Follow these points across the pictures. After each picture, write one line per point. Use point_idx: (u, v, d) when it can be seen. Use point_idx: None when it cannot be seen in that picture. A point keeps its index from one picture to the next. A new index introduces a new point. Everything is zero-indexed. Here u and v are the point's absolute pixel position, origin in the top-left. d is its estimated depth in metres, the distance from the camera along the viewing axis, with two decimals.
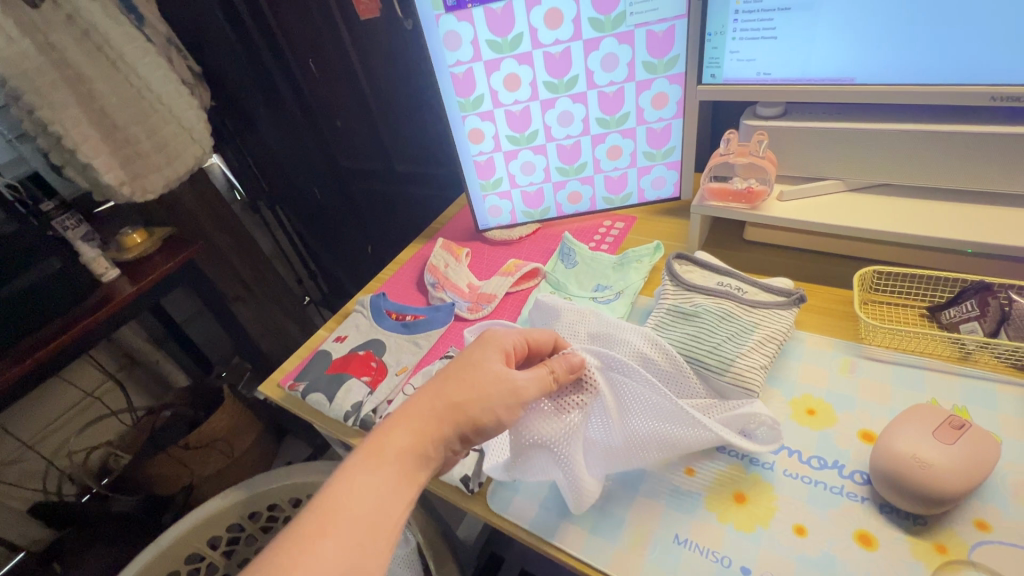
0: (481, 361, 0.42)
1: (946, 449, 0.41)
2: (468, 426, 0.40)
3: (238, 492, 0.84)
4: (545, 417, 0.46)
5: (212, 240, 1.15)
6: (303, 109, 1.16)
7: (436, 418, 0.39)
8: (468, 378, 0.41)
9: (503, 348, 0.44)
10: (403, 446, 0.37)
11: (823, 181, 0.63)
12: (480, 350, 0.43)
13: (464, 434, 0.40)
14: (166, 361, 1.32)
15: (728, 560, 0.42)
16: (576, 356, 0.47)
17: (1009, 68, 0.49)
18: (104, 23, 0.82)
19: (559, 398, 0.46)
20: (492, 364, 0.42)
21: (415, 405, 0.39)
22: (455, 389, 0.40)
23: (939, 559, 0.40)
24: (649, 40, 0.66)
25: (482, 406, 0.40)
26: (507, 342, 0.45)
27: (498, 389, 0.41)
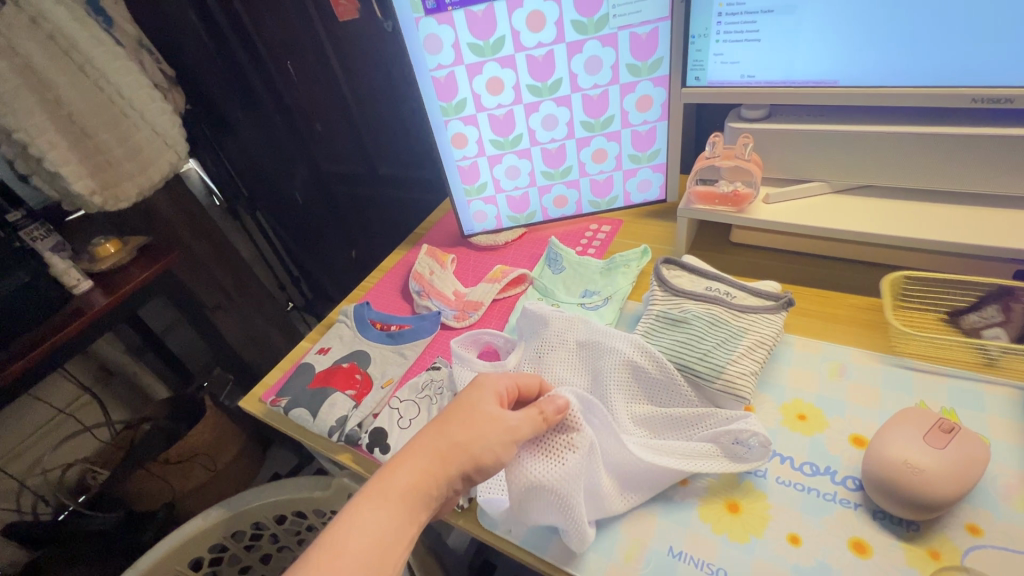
0: (475, 403, 0.41)
1: (937, 453, 0.41)
2: (470, 464, 0.39)
3: (221, 509, 0.81)
4: (536, 464, 0.43)
5: (189, 248, 1.14)
6: (282, 110, 1.13)
7: (439, 458, 0.38)
8: (467, 418, 0.40)
9: (495, 390, 0.43)
10: (407, 485, 0.36)
11: (808, 182, 0.63)
12: (473, 392, 0.42)
13: (467, 472, 0.39)
14: (144, 374, 1.27)
15: (723, 572, 0.42)
16: (562, 397, 0.44)
17: (990, 71, 0.49)
18: (70, 26, 0.79)
19: (548, 442, 0.44)
20: (485, 405, 0.41)
21: (420, 445, 0.38)
22: (455, 429, 0.39)
23: (932, 565, 0.40)
24: (633, 42, 0.66)
25: (483, 445, 0.39)
26: (500, 385, 0.43)
27: (498, 428, 0.40)
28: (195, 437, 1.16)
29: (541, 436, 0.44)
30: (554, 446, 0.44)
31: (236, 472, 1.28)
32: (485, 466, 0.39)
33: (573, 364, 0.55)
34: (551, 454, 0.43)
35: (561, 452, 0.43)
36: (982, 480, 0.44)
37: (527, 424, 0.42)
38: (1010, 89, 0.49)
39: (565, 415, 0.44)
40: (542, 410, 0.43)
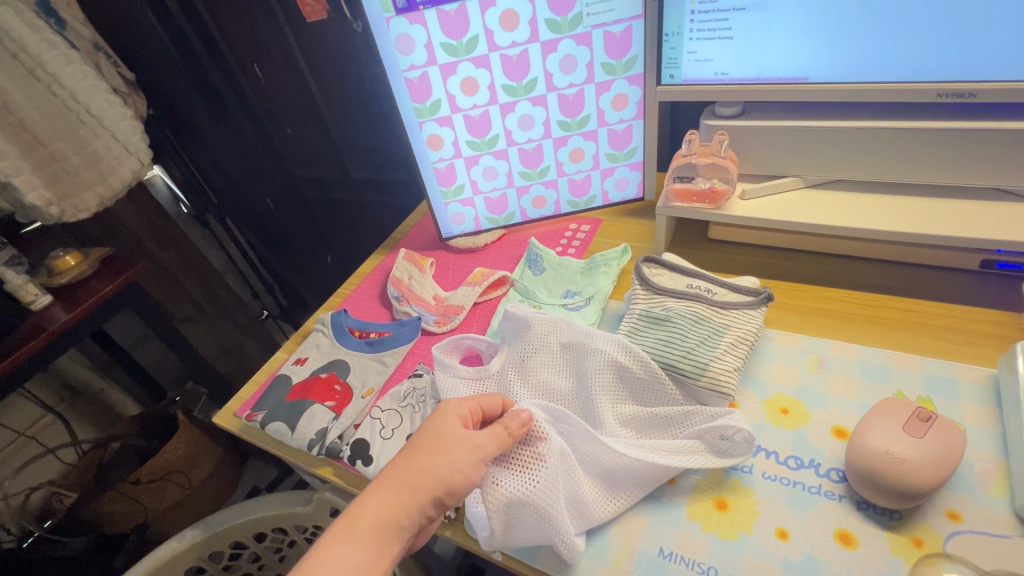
0: (441, 428, 0.42)
1: (917, 443, 0.41)
2: (441, 488, 0.39)
3: (197, 530, 0.78)
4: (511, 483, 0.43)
5: (157, 259, 1.08)
6: (249, 114, 1.08)
7: (408, 485, 0.38)
8: (433, 444, 0.40)
9: (459, 411, 0.43)
10: (377, 516, 0.36)
11: (783, 178, 0.64)
12: (437, 418, 0.43)
13: (438, 496, 0.39)
14: (112, 390, 1.22)
15: (714, 571, 0.42)
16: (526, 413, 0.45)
17: (952, 67, 0.50)
18: (18, 29, 0.73)
19: (516, 460, 0.44)
20: (450, 428, 0.42)
21: (389, 476, 0.39)
22: (422, 456, 0.40)
23: (917, 553, 0.40)
24: (607, 40, 0.65)
25: (451, 469, 0.40)
26: (461, 408, 0.44)
27: (464, 450, 0.41)
28: (171, 453, 1.12)
29: (509, 450, 0.44)
30: (524, 459, 0.44)
31: (212, 489, 1.24)
32: (456, 489, 0.40)
33: (556, 367, 0.55)
34: (523, 466, 0.44)
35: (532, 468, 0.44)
36: (961, 467, 0.44)
37: (492, 442, 0.42)
38: (972, 83, 0.50)
39: (531, 427, 0.45)
40: (508, 425, 0.44)
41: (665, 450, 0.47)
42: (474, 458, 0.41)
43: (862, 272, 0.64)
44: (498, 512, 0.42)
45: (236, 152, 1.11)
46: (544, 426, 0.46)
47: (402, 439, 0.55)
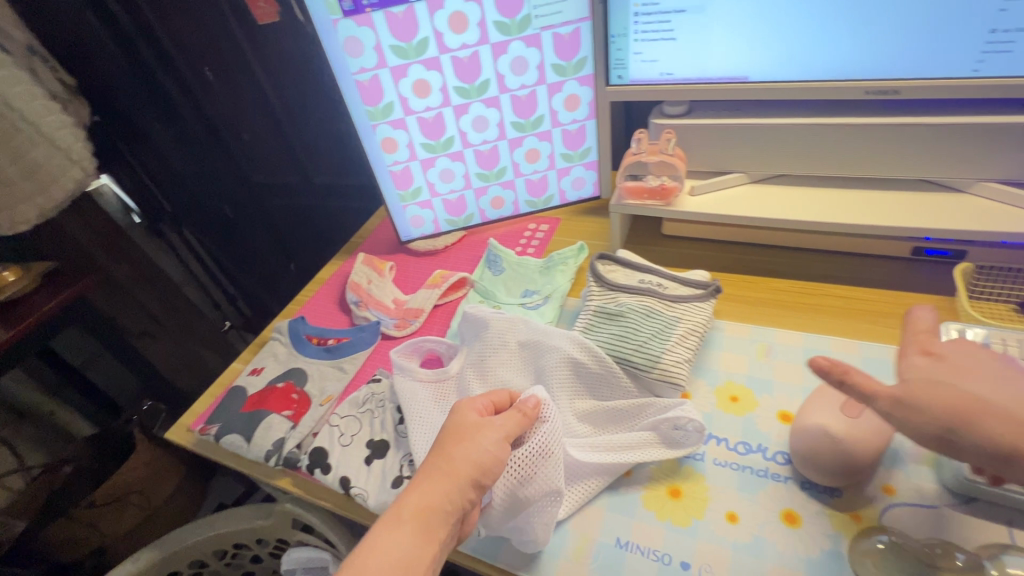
0: (461, 420, 0.42)
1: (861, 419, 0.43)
2: (477, 470, 0.39)
3: (152, 551, 0.75)
4: (519, 475, 0.43)
5: (108, 272, 1.02)
6: (207, 126, 1.04)
7: (444, 473, 0.38)
8: (458, 435, 0.41)
9: (475, 404, 0.44)
10: (420, 506, 0.36)
11: (729, 174, 0.66)
12: (455, 413, 0.43)
13: (475, 479, 0.39)
14: (62, 411, 1.10)
15: (668, 557, 0.43)
16: (533, 402, 0.45)
17: (876, 66, 0.53)
18: None
19: (524, 451, 0.44)
20: (469, 417, 0.42)
21: (426, 468, 0.39)
22: (449, 447, 0.40)
23: (855, 527, 0.42)
24: (556, 42, 0.66)
25: (481, 451, 0.40)
26: (476, 403, 0.44)
27: (492, 435, 0.41)
28: (130, 474, 1.08)
29: (524, 431, 0.44)
30: (534, 438, 0.44)
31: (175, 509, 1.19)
32: (491, 469, 0.40)
33: (515, 365, 0.55)
34: (532, 443, 0.44)
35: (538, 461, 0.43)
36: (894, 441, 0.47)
37: (512, 422, 0.43)
38: (894, 82, 0.53)
39: (540, 409, 0.45)
40: (522, 408, 0.44)
41: (619, 446, 0.48)
42: (498, 436, 0.41)
43: (805, 262, 0.67)
44: (505, 485, 0.43)
45: (189, 156, 1.05)
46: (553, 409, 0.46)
47: (362, 446, 0.55)
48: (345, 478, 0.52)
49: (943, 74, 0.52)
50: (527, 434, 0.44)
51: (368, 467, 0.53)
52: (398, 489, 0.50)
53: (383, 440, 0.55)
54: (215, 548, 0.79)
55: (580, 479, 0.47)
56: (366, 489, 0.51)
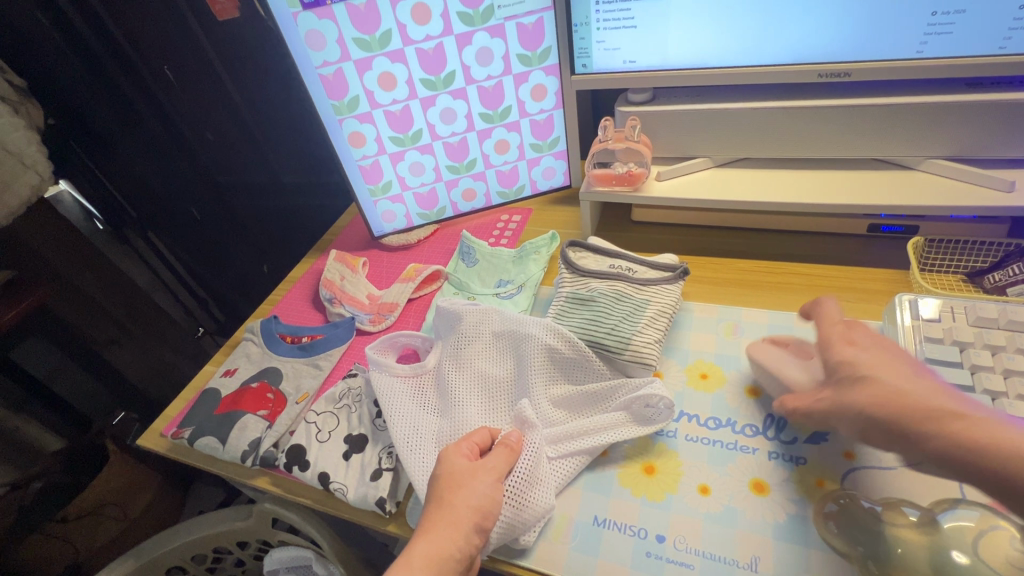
0: (452, 467, 0.43)
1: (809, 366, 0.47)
2: (479, 514, 0.41)
3: (128, 560, 0.74)
4: (515, 508, 0.43)
5: (68, 279, 0.99)
6: (169, 126, 0.99)
7: (447, 520, 0.41)
8: (453, 482, 0.43)
9: (462, 448, 0.45)
10: (430, 556, 0.39)
11: (693, 159, 0.68)
12: (443, 461, 0.44)
13: (478, 522, 0.41)
14: (28, 427, 1.05)
15: (644, 531, 0.44)
16: (514, 434, 0.47)
17: (827, 50, 0.55)
18: None
19: (516, 484, 0.44)
20: (460, 463, 0.44)
21: (433, 519, 0.41)
22: (448, 496, 0.42)
23: (820, 491, 0.44)
24: (520, 32, 0.67)
25: (478, 496, 0.42)
26: (462, 447, 0.45)
27: (486, 476, 0.43)
28: (101, 487, 1.05)
29: (511, 463, 0.45)
30: (521, 467, 0.45)
31: (153, 519, 1.16)
32: (490, 510, 0.42)
33: (490, 354, 0.55)
34: (523, 472, 0.44)
35: (530, 491, 0.44)
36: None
37: (501, 460, 0.44)
38: (844, 65, 0.55)
39: (523, 438, 0.47)
40: (507, 441, 0.46)
41: (592, 430, 0.49)
42: (492, 478, 0.43)
43: (767, 243, 0.69)
44: (501, 518, 0.43)
45: (151, 159, 1.00)
46: (536, 432, 0.47)
47: (340, 441, 0.55)
48: (324, 474, 0.52)
49: (893, 55, 0.54)
50: (514, 465, 0.45)
51: (347, 461, 0.53)
52: (377, 482, 0.50)
53: (361, 435, 0.55)
54: (194, 553, 0.78)
55: (561, 457, 0.48)
56: (345, 484, 0.51)
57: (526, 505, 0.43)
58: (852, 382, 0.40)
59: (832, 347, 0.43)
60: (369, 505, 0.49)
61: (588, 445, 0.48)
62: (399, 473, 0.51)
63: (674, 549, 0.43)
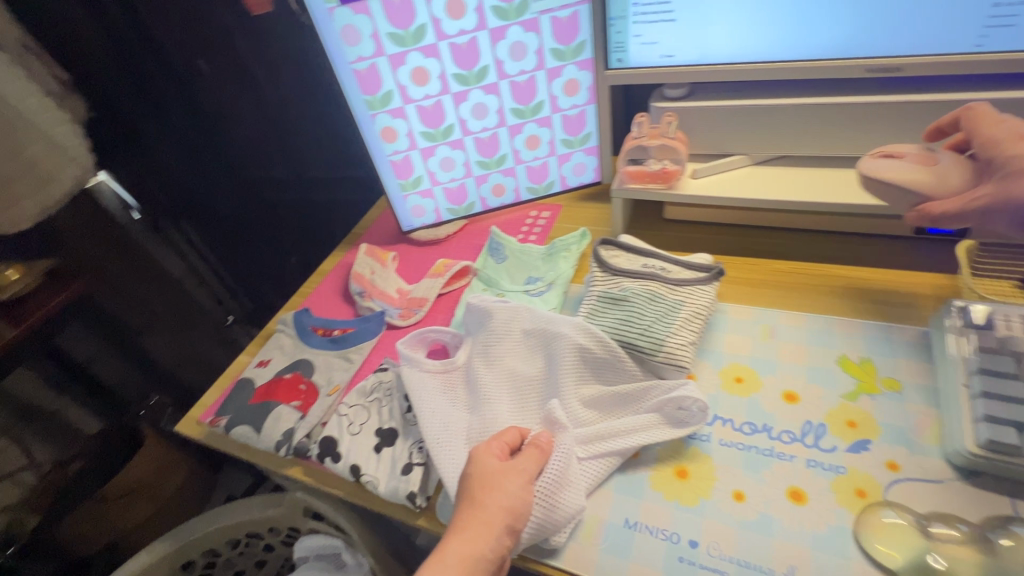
0: (483, 468, 0.43)
1: (948, 169, 0.47)
2: (511, 515, 0.41)
3: (166, 542, 0.76)
4: (546, 509, 0.43)
5: (104, 270, 1.03)
6: (201, 120, 1.01)
7: (478, 518, 0.41)
8: (486, 482, 0.43)
9: (493, 448, 0.45)
10: (463, 554, 0.39)
11: (730, 156, 0.66)
12: (475, 461, 0.44)
13: (510, 524, 0.41)
14: (69, 410, 1.10)
15: (677, 536, 0.43)
16: (544, 435, 0.46)
17: (877, 44, 0.53)
18: None
19: (546, 486, 0.44)
20: (491, 464, 0.44)
21: (465, 518, 0.41)
22: (480, 495, 0.42)
23: (861, 503, 0.43)
24: (555, 26, 0.66)
25: (510, 496, 0.42)
26: (492, 447, 0.45)
27: (516, 477, 0.43)
28: (138, 470, 1.08)
29: (542, 465, 0.45)
30: (551, 468, 0.45)
31: (184, 502, 1.20)
32: (521, 511, 0.42)
33: (520, 352, 0.55)
34: (554, 473, 0.44)
35: (560, 492, 0.44)
36: (876, 397, 0.49)
37: (531, 462, 0.44)
38: (895, 59, 0.53)
39: (554, 439, 0.47)
40: (538, 442, 0.46)
41: (624, 431, 0.48)
42: (523, 480, 0.43)
43: (805, 243, 0.67)
44: (532, 518, 0.43)
45: (185, 151, 1.02)
46: (566, 433, 0.47)
47: (371, 434, 0.56)
48: (355, 466, 0.53)
49: (946, 49, 0.51)
50: (545, 466, 0.45)
51: (378, 454, 0.54)
52: (408, 476, 0.51)
53: (392, 428, 0.55)
54: (228, 538, 0.80)
55: (590, 458, 0.48)
56: (376, 476, 0.52)
57: (556, 505, 0.43)
58: (1021, 173, 0.42)
59: (1002, 145, 0.44)
60: (400, 498, 0.50)
61: (618, 446, 0.48)
62: (429, 468, 0.52)
63: (708, 555, 0.42)
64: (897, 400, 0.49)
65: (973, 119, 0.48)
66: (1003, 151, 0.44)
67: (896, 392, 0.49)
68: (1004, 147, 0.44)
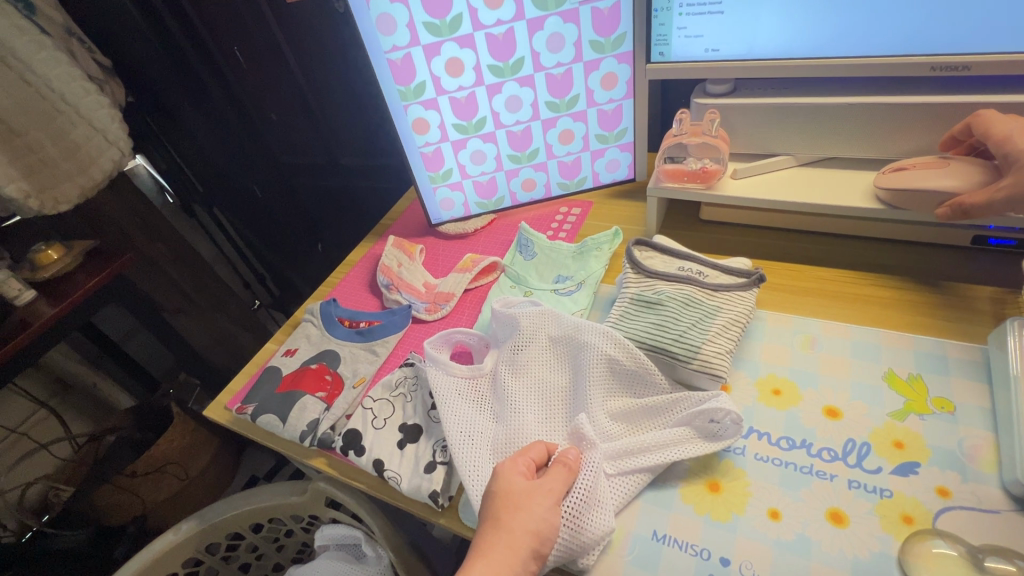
0: (509, 487, 0.42)
1: (968, 172, 0.50)
2: (536, 540, 0.40)
3: (193, 522, 0.78)
4: (575, 529, 0.42)
5: (143, 251, 1.04)
6: (235, 104, 1.02)
7: (504, 544, 0.40)
8: (511, 503, 0.42)
9: (519, 465, 0.44)
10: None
11: (775, 156, 0.63)
12: (500, 479, 0.43)
13: (536, 548, 0.40)
14: (104, 384, 1.16)
15: (707, 552, 0.42)
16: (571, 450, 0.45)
17: (944, 40, 0.49)
18: None
19: (574, 505, 0.42)
20: (517, 482, 0.43)
21: (489, 539, 0.40)
22: (505, 518, 0.41)
23: (907, 530, 0.40)
24: (595, 18, 0.64)
25: (536, 519, 0.41)
26: (518, 465, 0.44)
27: (541, 496, 0.42)
28: (167, 445, 1.09)
29: (569, 483, 0.43)
30: (579, 486, 0.43)
31: (211, 479, 1.21)
32: (548, 535, 0.41)
33: (547, 360, 0.54)
34: (581, 493, 0.43)
35: (589, 512, 0.42)
36: (927, 417, 0.47)
37: (558, 480, 0.43)
38: (966, 57, 0.49)
39: (582, 456, 0.45)
40: (565, 459, 0.44)
41: (653, 446, 0.46)
42: (550, 501, 0.42)
43: (850, 249, 0.64)
44: (558, 539, 0.41)
45: (219, 137, 1.04)
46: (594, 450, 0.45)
47: (395, 429, 0.55)
48: (378, 461, 0.53)
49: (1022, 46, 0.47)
50: (572, 484, 0.43)
51: (401, 451, 0.53)
52: (430, 474, 0.50)
53: (416, 425, 0.55)
54: (251, 522, 0.81)
55: (621, 474, 0.46)
56: (399, 473, 0.52)
57: (585, 526, 0.42)
58: None
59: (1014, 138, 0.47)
60: (422, 497, 0.49)
61: (649, 462, 0.46)
62: (452, 469, 0.51)
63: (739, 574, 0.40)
64: (950, 421, 0.46)
65: (984, 125, 0.49)
66: (1014, 147, 0.46)
67: (949, 413, 0.46)
68: (1016, 142, 0.46)
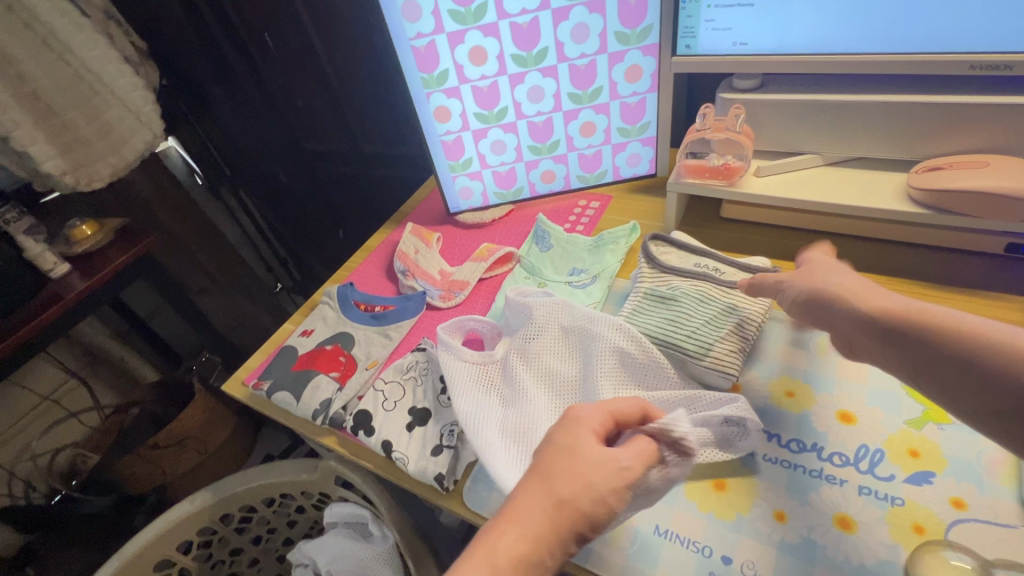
0: (575, 442, 0.34)
1: (1008, 172, 0.49)
2: (585, 524, 0.31)
3: (207, 494, 0.81)
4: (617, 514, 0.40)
5: (172, 231, 1.07)
6: (262, 89, 1.03)
7: (546, 512, 0.31)
8: (573, 462, 0.33)
9: (595, 423, 0.35)
10: (517, 551, 0.30)
11: (800, 155, 0.62)
12: (569, 431, 0.35)
13: (584, 533, 0.32)
14: (132, 357, 1.21)
15: (709, 550, 0.42)
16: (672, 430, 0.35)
17: (986, 37, 0.47)
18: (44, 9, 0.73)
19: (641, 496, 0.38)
20: (586, 440, 0.34)
21: (519, 499, 0.32)
22: (559, 482, 0.32)
23: (917, 540, 0.40)
24: (621, 8, 0.63)
25: (593, 494, 0.32)
26: (595, 419, 0.36)
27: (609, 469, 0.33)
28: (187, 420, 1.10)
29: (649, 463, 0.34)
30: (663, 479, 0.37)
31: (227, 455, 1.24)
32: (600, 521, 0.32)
33: (558, 350, 0.54)
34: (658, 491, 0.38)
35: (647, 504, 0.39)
36: (945, 427, 0.46)
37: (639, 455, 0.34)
38: (1008, 57, 0.47)
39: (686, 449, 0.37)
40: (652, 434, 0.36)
41: None
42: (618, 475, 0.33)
43: (875, 253, 0.62)
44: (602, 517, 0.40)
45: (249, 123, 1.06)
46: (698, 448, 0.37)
47: (404, 412, 0.56)
48: (387, 442, 0.53)
49: None
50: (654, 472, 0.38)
51: (410, 433, 0.54)
52: (437, 458, 0.51)
53: (425, 409, 0.56)
54: (263, 496, 0.84)
55: None
56: (406, 454, 0.52)
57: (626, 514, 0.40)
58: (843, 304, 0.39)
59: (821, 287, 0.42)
60: (428, 480, 0.50)
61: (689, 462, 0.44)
62: (459, 452, 0.52)
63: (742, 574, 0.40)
64: (971, 433, 0.45)
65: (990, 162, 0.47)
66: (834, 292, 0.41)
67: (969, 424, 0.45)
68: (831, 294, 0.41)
